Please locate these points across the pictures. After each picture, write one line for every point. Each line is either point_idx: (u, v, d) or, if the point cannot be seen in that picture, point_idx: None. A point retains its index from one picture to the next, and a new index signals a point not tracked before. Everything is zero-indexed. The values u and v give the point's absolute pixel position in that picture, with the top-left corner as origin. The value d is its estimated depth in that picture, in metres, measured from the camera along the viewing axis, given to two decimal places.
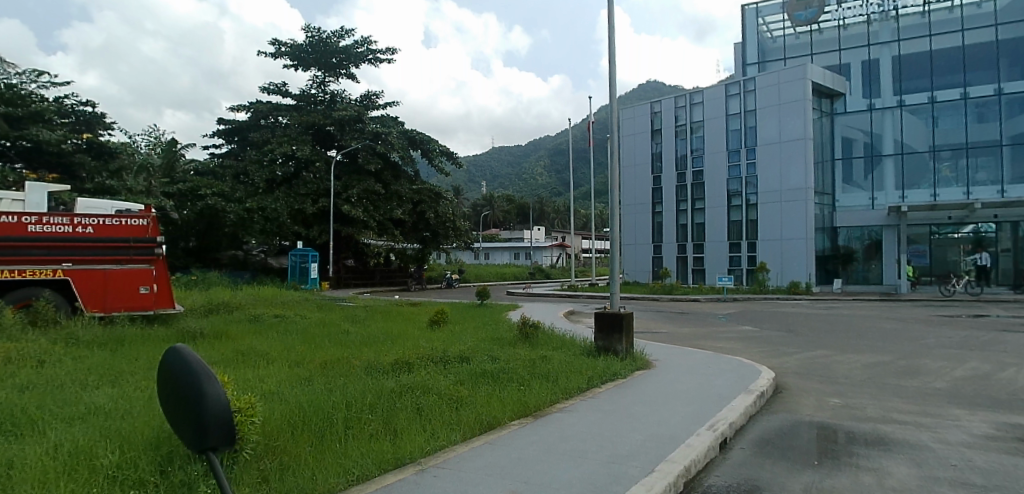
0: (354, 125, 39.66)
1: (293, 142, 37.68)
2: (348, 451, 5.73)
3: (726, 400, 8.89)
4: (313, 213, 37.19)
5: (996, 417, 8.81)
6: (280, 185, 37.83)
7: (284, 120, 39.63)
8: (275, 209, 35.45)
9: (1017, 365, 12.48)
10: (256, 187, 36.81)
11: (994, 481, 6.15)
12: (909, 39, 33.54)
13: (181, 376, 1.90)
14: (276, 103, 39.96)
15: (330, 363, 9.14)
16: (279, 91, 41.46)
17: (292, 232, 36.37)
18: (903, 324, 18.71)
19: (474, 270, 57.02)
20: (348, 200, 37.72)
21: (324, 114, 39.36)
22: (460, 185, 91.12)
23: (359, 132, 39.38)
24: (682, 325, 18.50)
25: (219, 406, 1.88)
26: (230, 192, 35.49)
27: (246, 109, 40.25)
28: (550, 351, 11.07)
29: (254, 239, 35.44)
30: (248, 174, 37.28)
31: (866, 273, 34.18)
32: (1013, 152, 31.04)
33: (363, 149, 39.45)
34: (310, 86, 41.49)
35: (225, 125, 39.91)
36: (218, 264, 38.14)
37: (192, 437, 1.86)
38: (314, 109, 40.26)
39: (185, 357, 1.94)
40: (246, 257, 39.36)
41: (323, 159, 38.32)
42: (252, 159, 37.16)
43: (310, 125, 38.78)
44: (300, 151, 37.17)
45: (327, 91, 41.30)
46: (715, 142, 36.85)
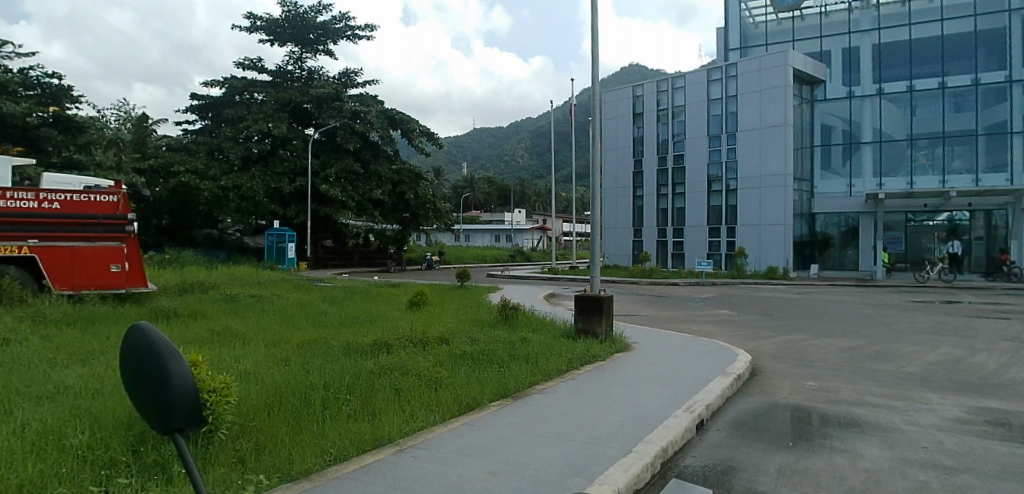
0: (332, 103, 39.05)
1: (269, 119, 37.10)
2: (326, 432, 5.68)
3: (703, 382, 9.01)
4: (290, 192, 36.75)
5: (966, 401, 9.02)
6: (256, 161, 37.33)
7: (260, 96, 39.09)
8: (251, 187, 35.02)
9: (988, 351, 12.79)
10: (231, 164, 36.38)
11: (963, 463, 6.30)
12: (889, 28, 33.86)
13: (139, 354, 1.62)
14: (252, 78, 39.32)
15: (308, 343, 9.07)
16: (255, 67, 40.81)
17: (269, 212, 35.94)
18: (877, 309, 19.11)
19: (456, 252, 57.03)
20: (326, 179, 37.42)
21: (301, 91, 38.65)
22: (441, 167, 90.86)
23: (337, 110, 38.85)
24: (661, 308, 18.68)
25: (185, 386, 1.61)
26: (205, 169, 35.11)
27: (219, 84, 39.56)
28: (530, 333, 11.11)
29: (229, 218, 35.09)
30: (223, 150, 36.76)
31: (842, 259, 34.68)
32: (989, 142, 31.52)
33: (341, 127, 39.01)
34: (287, 62, 40.86)
35: (199, 100, 39.20)
36: (193, 242, 37.56)
37: (155, 418, 1.59)
38: (292, 85, 39.71)
39: (146, 333, 1.65)
40: (221, 235, 38.86)
41: (300, 137, 37.88)
42: (227, 136, 36.62)
43: (287, 102, 38.21)
44: (277, 128, 36.54)
45: (305, 67, 40.70)
46: (696, 127, 37.04)
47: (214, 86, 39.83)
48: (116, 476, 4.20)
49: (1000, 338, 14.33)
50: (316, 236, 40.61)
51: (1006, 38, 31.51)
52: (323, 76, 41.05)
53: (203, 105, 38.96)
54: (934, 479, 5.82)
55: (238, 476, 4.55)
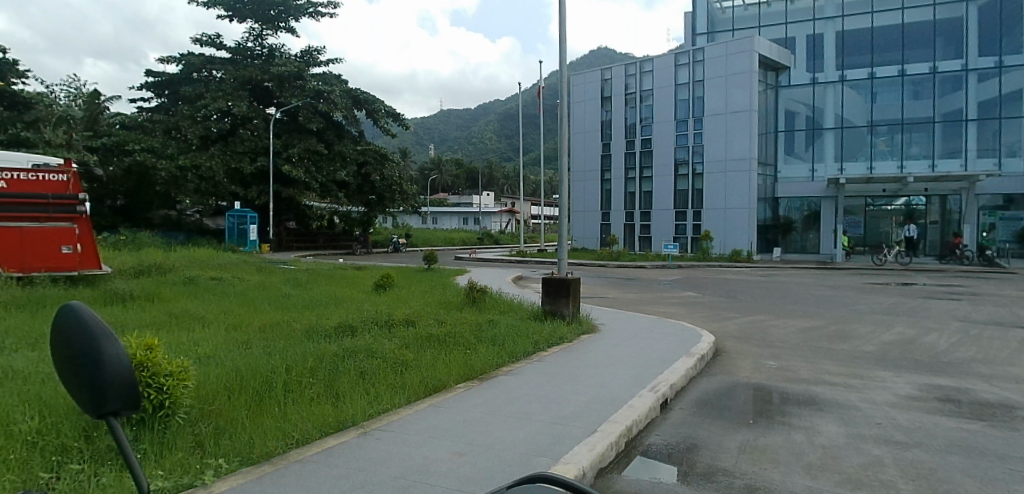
0: (294, 81, 38.26)
1: (228, 97, 36.16)
2: (289, 416, 5.64)
3: (668, 362, 9.19)
4: (251, 172, 36.02)
5: (917, 378, 9.38)
6: (215, 141, 36.43)
7: (218, 74, 38.01)
8: (211, 167, 34.25)
9: (940, 331, 13.30)
10: (189, 143, 35.42)
11: (915, 438, 6.57)
12: (852, 15, 34.48)
13: (69, 334, 1.56)
14: (210, 55, 38.20)
15: (270, 326, 8.96)
16: (213, 43, 39.64)
17: (229, 193, 35.27)
18: (836, 291, 19.68)
19: (423, 235, 56.72)
20: (288, 159, 36.79)
21: (262, 69, 37.79)
22: (408, 149, 90.11)
23: (299, 89, 38.03)
24: (627, 290, 18.93)
25: (121, 368, 1.57)
26: (161, 147, 34.21)
27: (176, 61, 38.30)
28: (497, 315, 11.16)
29: (188, 200, 34.17)
30: (180, 129, 35.76)
31: (803, 243, 35.55)
32: (944, 129, 32.45)
33: (304, 106, 38.24)
34: (247, 39, 39.82)
35: (154, 77, 37.97)
36: (150, 224, 36.70)
37: (88, 400, 1.55)
38: (251, 63, 38.76)
39: (79, 312, 1.60)
40: (180, 217, 37.89)
41: (261, 116, 37.03)
42: (184, 114, 35.64)
43: (248, 80, 37.26)
44: (236, 107, 35.68)
45: (266, 44, 39.77)
46: (664, 111, 37.32)
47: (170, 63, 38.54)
48: (67, 462, 4.11)
49: (951, 318, 14.92)
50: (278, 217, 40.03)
51: (963, 27, 32.37)
52: (284, 54, 40.15)
53: (158, 82, 37.79)
54: (886, 453, 6.06)
55: (196, 461, 4.49)
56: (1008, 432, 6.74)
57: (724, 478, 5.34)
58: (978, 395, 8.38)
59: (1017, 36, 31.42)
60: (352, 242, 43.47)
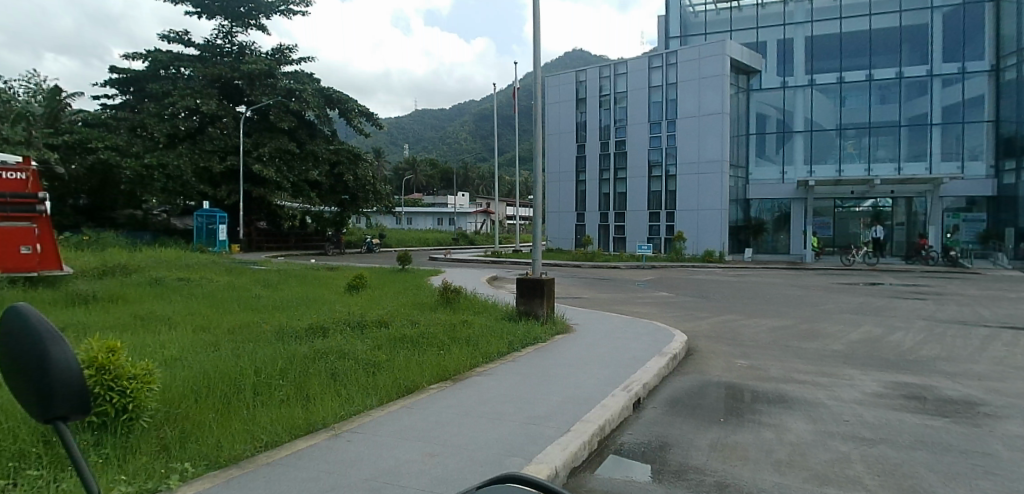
0: (265, 80, 37.76)
1: (197, 95, 35.53)
2: (257, 418, 5.56)
3: (641, 362, 9.29)
4: (221, 171, 35.45)
5: (884, 376, 9.62)
6: (183, 139, 35.77)
7: (187, 71, 37.27)
8: (178, 166, 33.66)
9: (905, 329, 13.66)
10: (156, 141, 34.71)
11: (881, 434, 6.74)
12: (821, 21, 35.20)
13: (15, 336, 1.53)
14: (178, 52, 37.48)
15: (239, 328, 8.83)
16: (181, 40, 38.91)
17: (197, 192, 34.64)
18: (804, 291, 20.07)
19: (397, 235, 56.43)
20: (259, 158, 36.32)
21: (232, 67, 37.25)
22: (382, 149, 89.52)
23: (269, 87, 37.55)
24: (600, 291, 19.06)
25: (68, 371, 1.53)
26: (126, 145, 33.42)
27: (143, 58, 37.50)
28: (471, 316, 11.14)
29: (155, 199, 33.34)
30: (146, 127, 35.02)
31: (774, 244, 36.19)
32: (910, 133, 33.31)
33: (275, 105, 37.74)
34: (216, 36, 39.16)
35: (119, 74, 37.11)
36: (114, 224, 35.90)
37: (34, 403, 1.51)
38: (221, 60, 38.16)
39: (22, 314, 1.56)
40: (145, 217, 37.13)
41: (230, 114, 36.47)
42: (151, 112, 34.92)
43: (216, 78, 36.80)
44: (205, 105, 35.12)
45: (235, 42, 39.19)
46: (638, 113, 37.64)
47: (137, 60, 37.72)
48: (24, 468, 3.99)
49: (915, 317, 15.34)
50: (249, 217, 39.53)
51: (928, 34, 33.21)
52: (255, 52, 39.62)
53: (123, 79, 36.95)
54: (853, 450, 6.20)
55: (161, 465, 4.39)
56: (969, 427, 6.96)
57: (695, 475, 5.42)
58: (941, 392, 8.63)
59: (979, 42, 32.29)
60: (325, 242, 43.09)
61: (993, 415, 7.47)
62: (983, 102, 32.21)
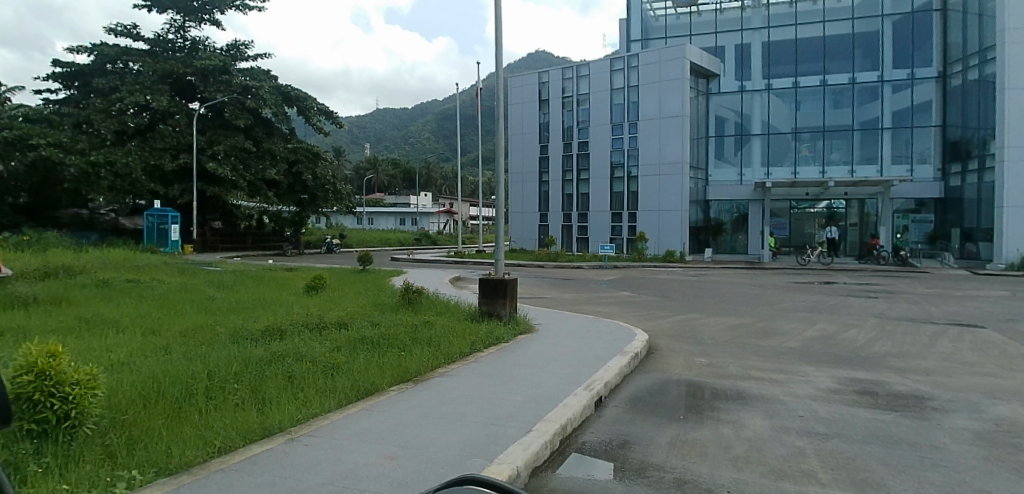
0: (220, 76, 36.89)
1: (147, 90, 34.40)
2: (210, 423, 5.42)
3: (602, 361, 9.36)
4: (173, 169, 34.44)
5: (837, 373, 9.91)
6: (132, 136, 34.67)
7: (136, 66, 36.21)
8: (127, 163, 32.47)
9: (857, 326, 14.13)
10: (103, 138, 33.53)
11: (834, 429, 6.95)
12: (778, 27, 36.20)
13: None
14: (126, 46, 36.39)
15: (192, 331, 8.59)
16: (130, 34, 37.70)
17: (148, 191, 33.59)
18: (762, 290, 20.59)
19: (358, 235, 55.80)
20: (214, 156, 35.56)
21: (184, 62, 36.26)
22: (342, 148, 88.33)
23: (224, 84, 36.67)
24: (564, 291, 19.21)
25: None
26: (71, 142, 32.19)
27: (88, 51, 36.19)
28: (434, 316, 11.11)
29: (102, 197, 32.39)
30: (92, 123, 33.80)
31: (733, 243, 37.07)
32: (863, 136, 34.46)
33: (231, 102, 36.90)
34: (167, 30, 38.10)
35: (63, 67, 35.63)
36: (57, 223, 34.67)
37: None
38: (173, 56, 37.14)
39: None
40: (92, 216, 36.20)
41: (184, 111, 35.46)
42: (97, 107, 33.69)
43: (168, 73, 35.77)
44: (156, 101, 33.99)
45: (188, 37, 38.22)
46: (601, 115, 38.01)
47: (82, 53, 36.41)
48: None
49: (867, 314, 15.86)
50: (202, 216, 38.83)
51: (879, 41, 34.37)
52: (209, 47, 38.69)
53: (67, 73, 35.41)
54: (808, 445, 6.38)
55: (107, 473, 4.22)
56: (918, 422, 7.22)
57: (655, 472, 5.50)
58: (891, 387, 8.94)
59: (927, 50, 33.53)
60: (282, 242, 42.56)
61: (940, 409, 7.79)
62: (931, 108, 33.46)
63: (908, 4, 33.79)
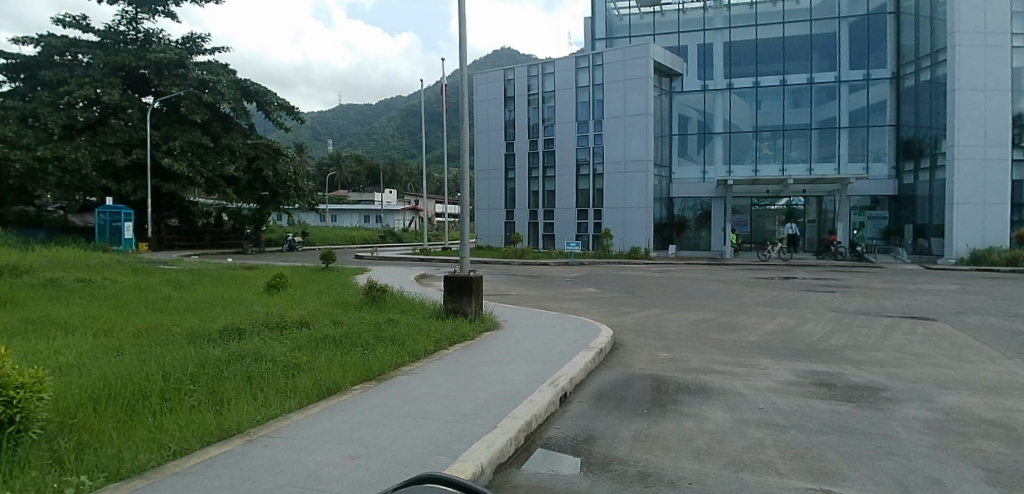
0: (175, 70, 35.92)
1: (98, 84, 33.22)
2: (164, 426, 5.29)
3: (567, 357, 9.45)
4: (125, 165, 33.39)
5: (796, 365, 10.20)
6: (81, 131, 33.44)
7: (86, 59, 34.93)
8: (77, 158, 31.20)
9: (815, 320, 14.55)
10: (50, 133, 32.27)
11: (792, 420, 7.16)
12: (739, 27, 36.92)
13: None
14: (74, 38, 35.03)
15: (147, 331, 8.38)
16: (79, 25, 36.38)
17: (99, 188, 32.57)
18: (724, 285, 21.01)
19: (321, 232, 55.16)
20: (169, 152, 34.42)
21: (137, 55, 35.13)
22: (304, 144, 86.81)
23: (180, 78, 35.74)
24: (530, 287, 19.27)
25: None
26: (16, 136, 31.03)
27: (34, 43, 34.80)
28: (398, 314, 11.06)
29: (49, 194, 31.39)
30: (39, 116, 32.53)
31: (696, 240, 37.66)
32: (820, 135, 35.43)
33: (186, 96, 35.94)
34: (118, 22, 36.90)
35: (8, 59, 34.19)
36: (3, 221, 33.30)
37: None
38: (125, 48, 35.98)
39: None
40: (39, 213, 34.73)
41: (137, 106, 34.37)
42: (44, 101, 32.42)
43: (120, 66, 34.61)
44: (107, 94, 32.82)
45: (141, 29, 37.11)
46: (566, 112, 38.21)
47: (28, 44, 34.98)
48: None
49: (824, 308, 16.34)
50: (159, 214, 37.91)
51: (836, 42, 35.35)
52: (163, 40, 37.61)
53: (12, 65, 34.06)
54: (767, 436, 6.55)
55: (53, 480, 4.07)
56: (872, 412, 7.50)
57: (619, 466, 5.58)
58: (848, 379, 9.24)
59: (882, 51, 34.59)
60: (242, 240, 41.95)
61: (893, 399, 8.09)
62: (885, 108, 34.54)
63: (863, 7, 34.78)
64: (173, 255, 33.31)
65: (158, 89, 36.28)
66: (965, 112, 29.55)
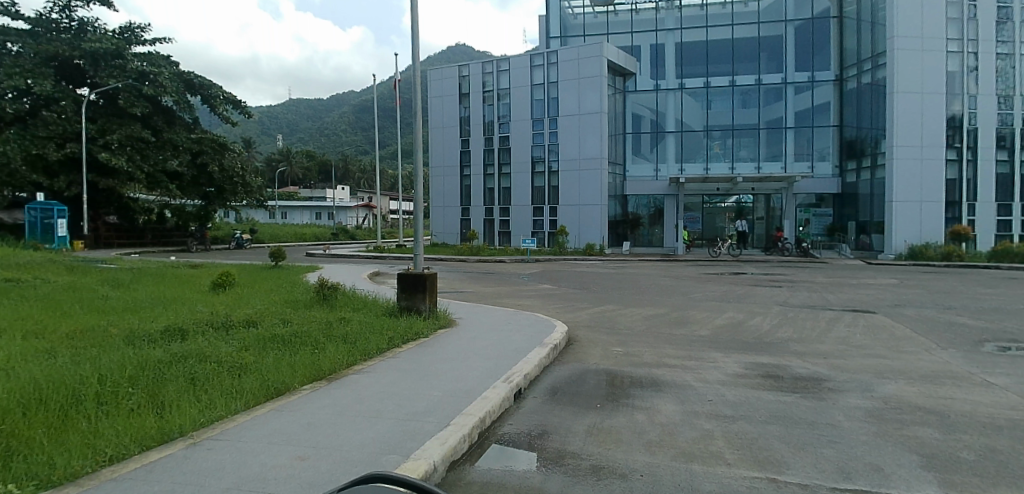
0: (113, 61, 34.48)
1: (28, 74, 31.62)
2: (100, 430, 5.10)
3: (522, 353, 9.52)
4: (58, 159, 31.85)
5: (744, 358, 10.52)
6: (10, 123, 31.85)
7: (15, 47, 33.20)
8: (5, 152, 29.68)
9: (763, 314, 15.04)
10: None
11: (739, 411, 7.40)
12: (690, 28, 37.72)
13: None
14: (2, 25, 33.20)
15: (82, 333, 8.03)
16: (7, 12, 34.48)
17: (29, 183, 31.05)
18: (676, 281, 21.49)
19: (271, 230, 53.92)
20: (106, 145, 33.00)
21: (71, 44, 33.57)
22: (251, 139, 84.48)
23: (118, 69, 34.34)
24: (485, 284, 19.30)
25: None
26: None
27: None
28: (349, 313, 10.89)
29: None
30: None
31: (650, 237, 38.23)
32: (768, 135, 36.46)
33: (125, 88, 34.59)
34: (50, 9, 35.14)
35: None
36: None
37: None
38: (58, 37, 34.35)
39: None
40: None
41: (71, 97, 32.89)
42: None
43: (53, 56, 33.11)
44: (38, 85, 31.31)
45: (75, 17, 35.45)
46: (521, 109, 38.27)
47: None
48: None
49: (771, 303, 16.89)
50: (95, 210, 36.32)
51: (783, 44, 36.46)
52: (99, 29, 36.02)
53: None
54: (716, 427, 6.75)
55: None
56: (815, 402, 7.82)
57: (572, 460, 5.66)
58: (793, 370, 9.59)
59: (826, 54, 35.86)
60: (185, 238, 40.66)
61: (835, 389, 8.46)
62: (829, 109, 35.75)
63: (809, 10, 35.99)
64: (112, 253, 32.01)
65: (94, 81, 34.79)
66: (904, 112, 31.09)
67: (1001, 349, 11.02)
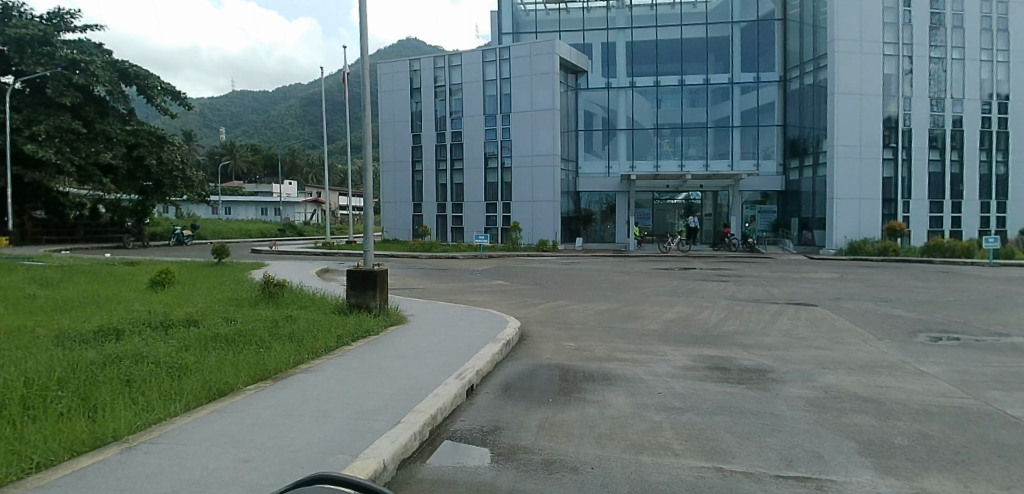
0: (40, 47, 32.73)
1: None
2: (25, 437, 4.83)
3: (475, 350, 9.51)
4: None
5: (692, 351, 10.80)
6: None
7: None
8: None
9: (710, 308, 15.47)
10: None
11: (688, 403, 7.60)
12: (640, 28, 38.41)
13: None
14: None
15: (5, 335, 7.59)
16: None
17: None
18: (626, 276, 21.86)
19: (215, 226, 52.14)
20: (33, 137, 31.24)
21: None
22: (192, 132, 81.50)
23: (45, 56, 32.60)
24: (437, 281, 19.20)
25: None
26: None
27: None
28: (296, 311, 10.64)
29: None
30: None
31: (602, 233, 38.76)
32: (715, 134, 37.45)
33: (52, 77, 32.83)
34: None
35: None
36: None
37: None
38: None
39: None
40: None
41: None
42: None
43: None
44: None
45: None
46: (474, 105, 38.16)
47: None
48: None
49: (719, 297, 17.39)
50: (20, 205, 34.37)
51: (729, 45, 37.49)
52: (24, 14, 34.09)
53: None
54: (665, 419, 6.91)
55: None
56: (759, 392, 8.10)
57: (524, 455, 5.70)
58: (739, 362, 9.90)
59: (770, 56, 37.03)
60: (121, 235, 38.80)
61: (779, 380, 8.78)
62: (774, 108, 36.93)
63: (754, 13, 37.11)
64: (39, 250, 30.36)
65: (19, 68, 32.95)
66: (843, 112, 32.57)
67: (933, 339, 11.65)
